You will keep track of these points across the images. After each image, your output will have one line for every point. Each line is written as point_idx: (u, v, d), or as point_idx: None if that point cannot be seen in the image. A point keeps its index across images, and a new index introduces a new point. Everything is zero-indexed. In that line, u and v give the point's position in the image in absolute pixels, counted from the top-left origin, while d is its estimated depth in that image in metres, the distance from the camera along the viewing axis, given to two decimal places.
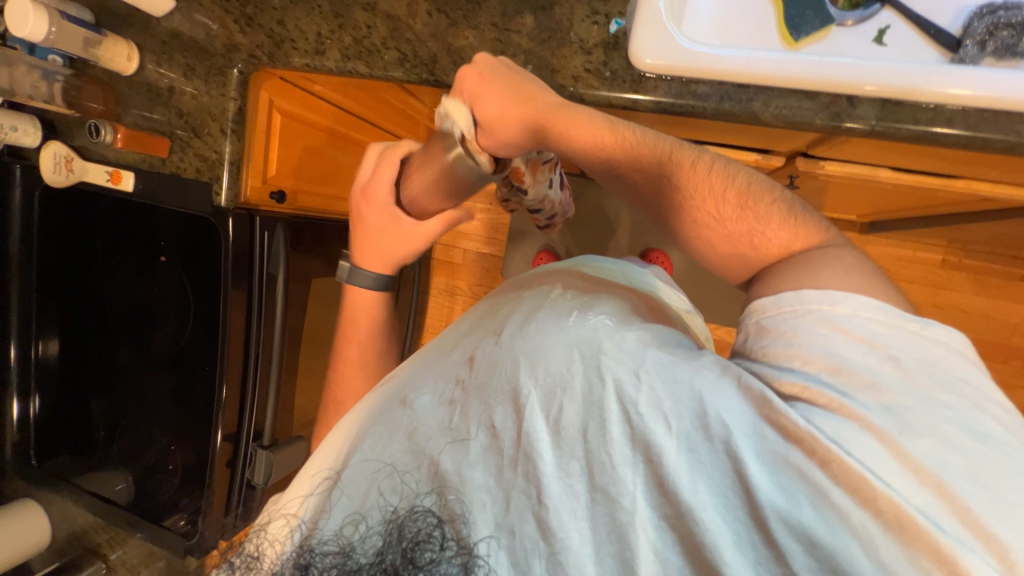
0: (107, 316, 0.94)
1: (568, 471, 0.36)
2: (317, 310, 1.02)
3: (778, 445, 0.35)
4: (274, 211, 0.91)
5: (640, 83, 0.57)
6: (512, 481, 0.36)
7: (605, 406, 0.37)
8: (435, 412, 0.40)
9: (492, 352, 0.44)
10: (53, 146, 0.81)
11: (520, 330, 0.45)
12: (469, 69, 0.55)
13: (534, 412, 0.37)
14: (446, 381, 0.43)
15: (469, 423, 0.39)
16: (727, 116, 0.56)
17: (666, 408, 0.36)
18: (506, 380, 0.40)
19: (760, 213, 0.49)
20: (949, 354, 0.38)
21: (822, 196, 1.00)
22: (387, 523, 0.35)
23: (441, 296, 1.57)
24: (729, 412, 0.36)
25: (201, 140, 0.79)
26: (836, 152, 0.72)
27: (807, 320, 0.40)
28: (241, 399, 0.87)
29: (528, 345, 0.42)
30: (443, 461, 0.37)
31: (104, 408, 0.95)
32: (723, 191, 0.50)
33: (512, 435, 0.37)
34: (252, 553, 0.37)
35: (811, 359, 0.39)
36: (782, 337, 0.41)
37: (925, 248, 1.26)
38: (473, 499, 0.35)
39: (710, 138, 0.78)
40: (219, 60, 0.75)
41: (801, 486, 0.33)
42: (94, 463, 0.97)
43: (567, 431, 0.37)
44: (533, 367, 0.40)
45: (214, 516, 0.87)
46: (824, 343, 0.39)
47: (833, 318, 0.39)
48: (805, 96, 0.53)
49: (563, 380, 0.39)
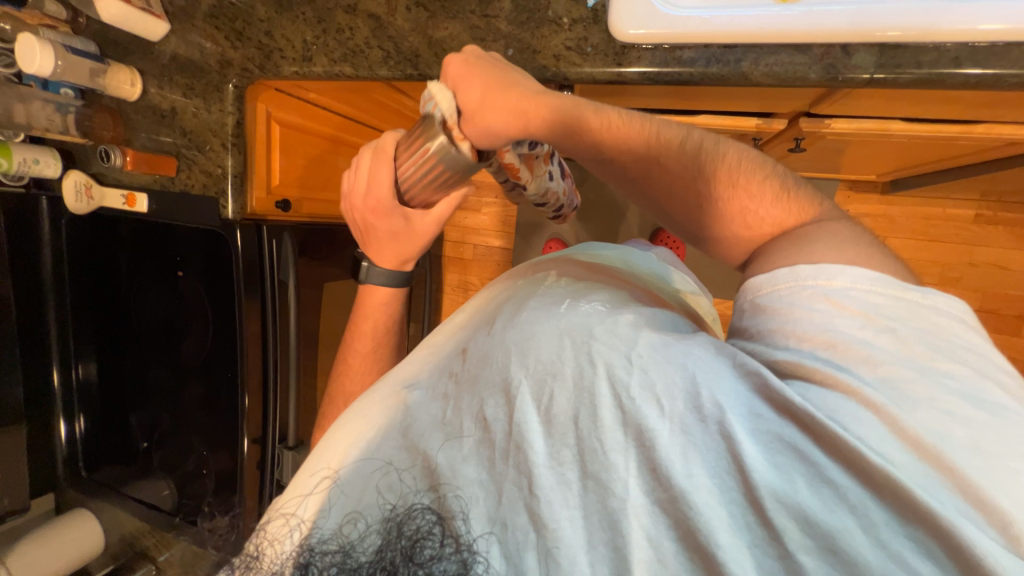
0: (136, 333, 0.99)
1: (559, 460, 0.35)
2: (331, 314, 1.05)
3: (773, 423, 0.33)
4: (281, 220, 0.94)
5: (623, 55, 0.56)
6: (504, 474, 0.35)
7: (597, 393, 0.36)
8: (430, 408, 0.40)
9: (484, 345, 0.44)
10: (73, 175, 0.85)
11: (509, 322, 0.45)
12: (455, 56, 0.52)
13: (525, 403, 0.37)
14: (440, 376, 0.43)
15: (463, 417, 0.38)
16: (716, 80, 0.54)
17: (658, 390, 0.36)
18: (496, 372, 0.40)
19: (752, 189, 0.47)
20: (948, 322, 0.37)
21: (836, 157, 0.96)
22: (385, 522, 0.35)
23: (455, 293, 1.58)
24: (719, 394, 0.35)
25: (204, 156, 0.82)
26: (841, 107, 0.69)
27: (804, 296, 0.39)
28: (263, 405, 0.90)
29: (519, 335, 0.42)
30: (437, 458, 0.37)
31: (141, 420, 1.01)
32: (714, 171, 0.48)
33: (504, 426, 0.37)
34: (252, 553, 0.38)
35: (809, 336, 0.37)
36: (778, 317, 0.40)
37: (955, 204, 1.19)
38: (468, 494, 0.35)
39: (706, 107, 0.75)
40: (215, 77, 0.77)
41: (798, 464, 0.32)
42: (136, 472, 1.02)
43: (558, 419, 0.36)
44: (523, 357, 0.40)
45: (249, 516, 0.91)
46: (820, 320, 0.37)
47: (828, 291, 0.38)
48: (796, 49, 0.51)
49: (553, 368, 0.38)
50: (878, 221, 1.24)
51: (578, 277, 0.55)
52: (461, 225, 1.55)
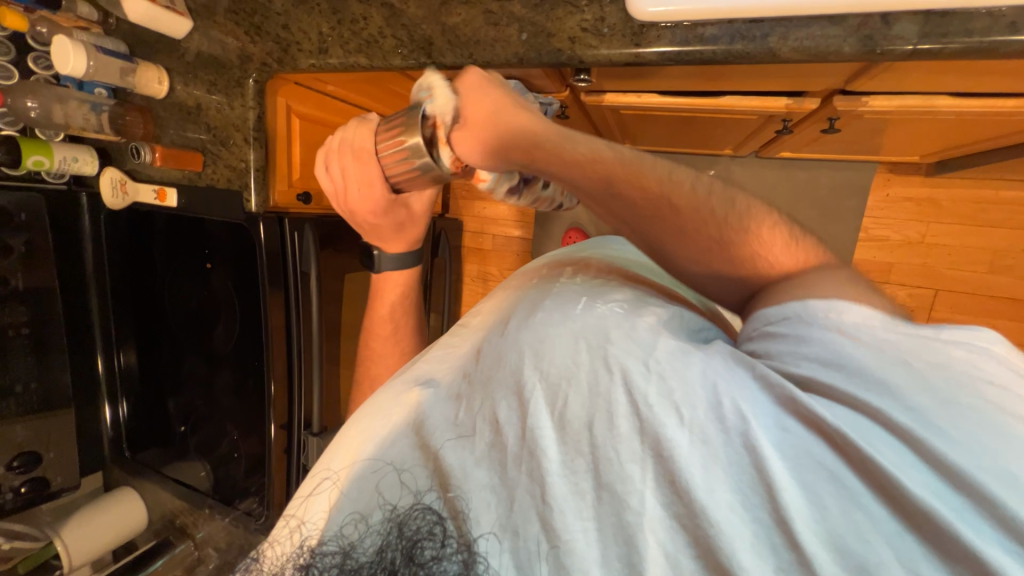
0: (171, 323, 1.04)
1: (573, 470, 0.35)
2: (352, 303, 1.07)
3: (805, 440, 0.33)
4: (302, 213, 0.96)
5: (641, 35, 0.54)
6: (515, 479, 0.35)
7: (612, 399, 0.36)
8: (442, 407, 0.40)
9: (499, 345, 0.44)
10: (109, 172, 0.90)
11: (524, 321, 0.45)
12: (474, 73, 0.52)
13: (539, 407, 0.37)
14: (456, 375, 0.43)
15: (475, 419, 0.39)
16: (741, 58, 0.51)
17: (677, 399, 0.35)
18: (508, 373, 0.40)
19: (760, 236, 0.47)
20: (990, 358, 0.32)
21: (875, 137, 0.90)
22: (388, 523, 0.36)
23: (475, 283, 1.59)
24: (731, 407, 0.34)
25: (228, 151, 0.84)
26: (881, 83, 0.64)
27: (811, 325, 0.38)
28: (289, 392, 0.93)
29: (533, 336, 0.42)
30: (446, 457, 0.37)
31: (178, 406, 1.06)
32: (725, 217, 0.47)
33: (517, 430, 0.37)
34: (253, 555, 0.39)
35: (820, 361, 0.36)
36: (788, 341, 0.39)
37: (1009, 185, 1.10)
38: (476, 497, 0.35)
39: (732, 88, 0.71)
40: (236, 72, 0.78)
41: (826, 483, 0.31)
42: (174, 454, 1.08)
43: (573, 425, 0.36)
44: (539, 359, 0.40)
45: (278, 499, 0.95)
46: (830, 348, 0.36)
47: (842, 326, 0.37)
48: (830, 21, 0.47)
49: (568, 373, 0.38)
50: (921, 206, 1.16)
51: (595, 275, 0.54)
52: (480, 215, 1.55)
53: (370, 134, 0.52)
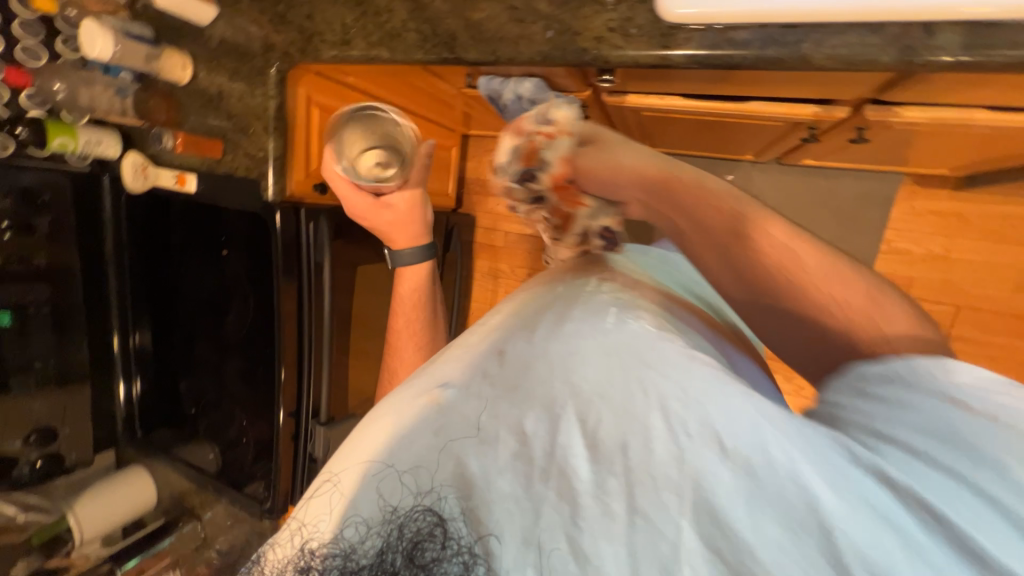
0: (187, 306, 1.05)
1: (604, 490, 0.35)
2: (363, 294, 1.08)
3: (864, 488, 0.32)
4: (318, 203, 0.96)
5: (669, 37, 0.52)
6: (542, 494, 0.35)
7: (650, 424, 0.36)
8: (463, 407, 0.40)
9: (525, 351, 0.43)
10: (132, 156, 0.90)
11: (553, 332, 0.44)
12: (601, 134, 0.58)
13: (569, 423, 0.37)
14: (477, 374, 0.42)
15: (498, 426, 0.38)
16: (773, 64, 0.50)
17: (721, 429, 0.35)
18: (539, 386, 0.39)
19: (882, 302, 0.45)
20: None
21: (905, 148, 0.87)
22: (386, 524, 0.37)
23: (485, 279, 1.58)
24: (778, 447, 0.33)
25: (248, 139, 0.84)
26: (916, 94, 0.62)
27: (915, 384, 0.36)
28: (298, 381, 0.94)
29: (563, 348, 0.42)
30: (468, 464, 0.37)
31: (191, 388, 1.07)
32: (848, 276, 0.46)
33: (544, 444, 0.36)
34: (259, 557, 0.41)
35: (913, 421, 0.34)
36: (879, 398, 0.37)
37: None
38: (499, 508, 0.36)
39: (758, 93, 0.70)
40: (258, 61, 0.78)
41: (888, 532, 0.31)
42: (186, 436, 1.10)
43: (604, 445, 0.36)
44: (568, 373, 0.39)
45: (283, 484, 0.97)
46: (935, 409, 0.34)
47: (956, 392, 0.34)
48: (868, 29, 0.46)
49: (601, 390, 0.38)
50: (946, 219, 1.13)
51: (623, 283, 0.54)
52: (493, 211, 1.54)
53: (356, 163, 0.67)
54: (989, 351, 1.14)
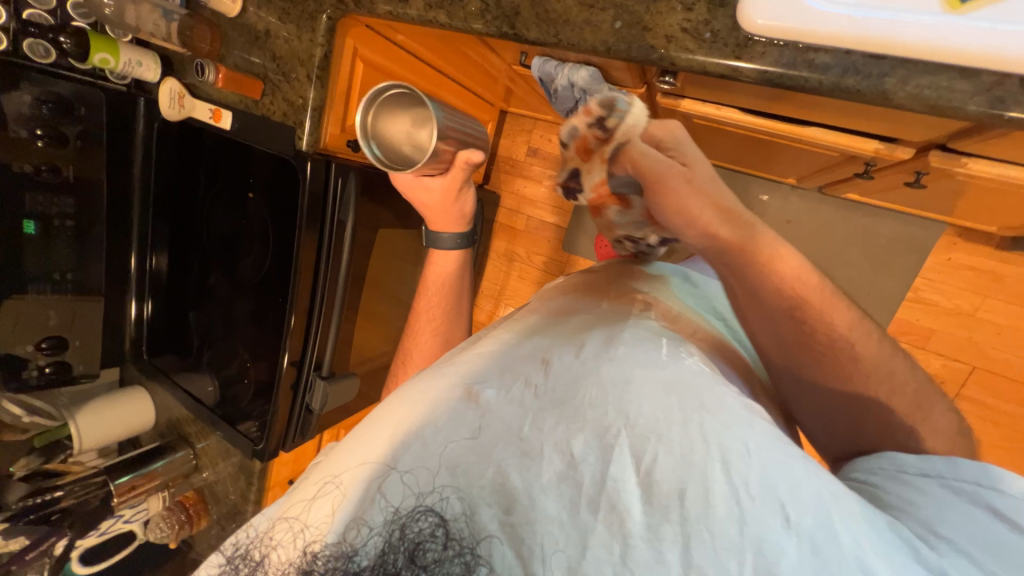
0: (205, 241, 1.05)
1: (659, 535, 0.39)
2: (379, 258, 1.08)
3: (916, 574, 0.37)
4: (349, 159, 0.95)
5: (744, 48, 0.50)
6: (589, 524, 0.40)
7: (710, 475, 0.41)
8: (508, 417, 0.46)
9: (570, 366, 0.50)
10: (169, 82, 0.90)
11: (602, 352, 0.51)
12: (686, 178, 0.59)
13: (623, 456, 0.42)
14: (521, 384, 0.49)
15: (544, 443, 0.43)
16: (849, 94, 0.47)
17: (782, 496, 0.39)
18: (590, 408, 0.46)
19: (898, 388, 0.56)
20: None
21: (958, 199, 0.84)
22: (388, 524, 0.40)
23: (499, 260, 1.57)
24: (838, 524, 0.38)
25: (289, 84, 0.83)
26: (987, 147, 0.59)
27: (944, 482, 0.46)
28: (305, 335, 0.95)
29: (618, 373, 0.48)
30: (512, 477, 0.42)
31: (199, 320, 1.09)
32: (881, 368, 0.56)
33: (597, 475, 0.41)
34: (257, 560, 0.43)
35: (938, 511, 0.43)
36: (914, 487, 0.47)
37: None
38: (542, 530, 0.39)
39: (822, 119, 0.67)
40: (311, 4, 0.76)
41: None
42: (188, 365, 1.13)
43: (661, 488, 0.41)
44: (625, 405, 0.45)
45: (277, 430, 0.99)
46: (955, 504, 0.44)
47: (997, 502, 0.43)
48: (959, 74, 0.44)
49: (658, 429, 0.43)
50: (981, 277, 1.10)
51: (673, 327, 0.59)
52: (519, 193, 1.52)
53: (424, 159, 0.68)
54: (995, 417, 1.13)
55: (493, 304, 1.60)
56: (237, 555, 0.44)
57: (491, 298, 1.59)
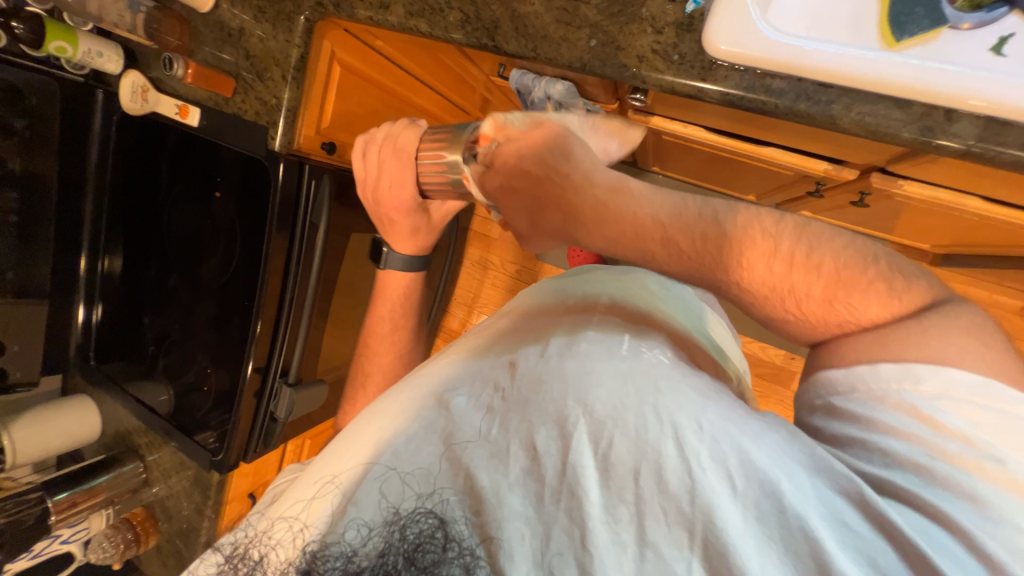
0: (163, 241, 1.00)
1: (615, 518, 0.42)
2: (351, 262, 1.06)
3: (873, 548, 0.39)
4: (323, 161, 0.94)
5: (709, 71, 0.53)
6: (553, 514, 0.42)
7: (662, 453, 0.43)
8: (473, 416, 0.47)
9: (536, 367, 0.51)
10: (132, 76, 0.86)
11: (566, 351, 0.52)
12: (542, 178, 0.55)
13: (582, 445, 0.44)
14: (486, 388, 0.50)
15: (509, 439, 0.45)
16: (801, 117, 0.51)
17: (732, 464, 0.42)
18: (552, 404, 0.47)
19: (852, 303, 0.49)
20: None
21: (896, 218, 0.92)
22: (388, 525, 0.42)
23: (473, 268, 1.58)
24: (784, 487, 0.41)
25: (262, 84, 0.81)
26: (920, 171, 0.66)
27: (889, 402, 0.45)
28: (272, 339, 0.92)
29: (577, 367, 0.50)
30: (479, 477, 0.43)
31: (153, 324, 1.04)
32: (811, 287, 0.50)
33: (558, 464, 0.43)
34: (256, 558, 0.45)
35: (892, 450, 0.43)
36: (862, 421, 0.46)
37: (1002, 291, 1.16)
38: (511, 528, 0.41)
39: (778, 140, 0.72)
40: (289, 5, 0.76)
41: None
42: (141, 373, 1.06)
43: (616, 470, 0.43)
44: (582, 396, 0.47)
45: (238, 439, 0.94)
46: (902, 431, 0.44)
47: (918, 402, 0.44)
48: (896, 104, 0.49)
49: (615, 414, 0.45)
50: None
51: (635, 316, 0.62)
52: None
53: (413, 134, 0.64)
54: None
55: (466, 311, 1.59)
56: (236, 555, 0.46)
57: (464, 306, 1.59)
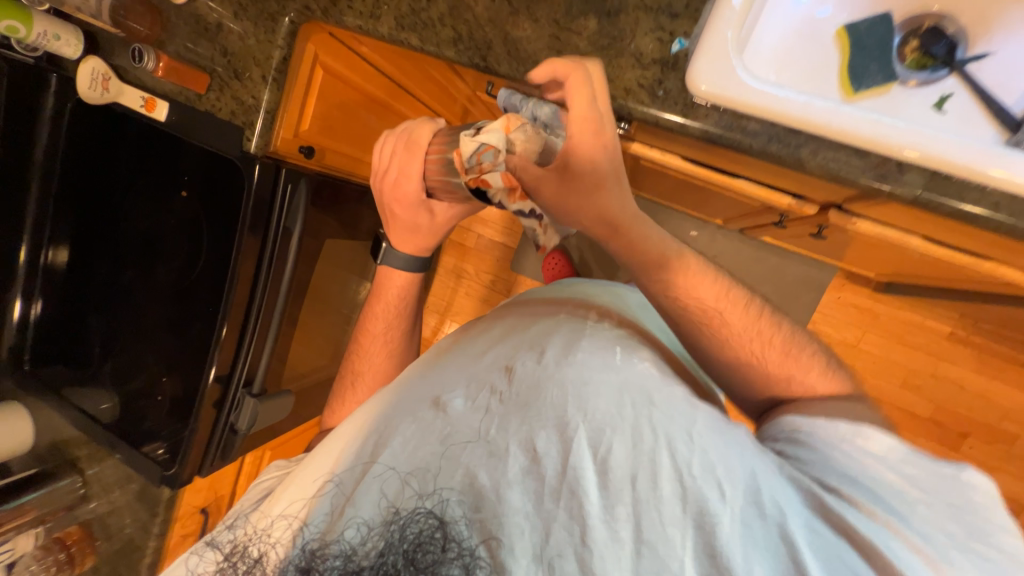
0: (121, 237, 0.94)
1: (613, 517, 0.43)
2: (324, 268, 1.03)
3: (843, 549, 0.41)
4: (301, 165, 0.91)
5: (691, 108, 0.57)
6: (552, 512, 0.43)
7: (658, 462, 0.44)
8: (469, 418, 0.48)
9: (534, 372, 0.51)
10: (92, 62, 0.80)
11: (564, 357, 0.53)
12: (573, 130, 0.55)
13: (580, 449, 0.45)
14: (484, 393, 0.51)
15: (509, 441, 0.46)
16: (772, 158, 0.56)
17: (720, 474, 0.44)
18: (551, 408, 0.48)
19: (802, 361, 0.59)
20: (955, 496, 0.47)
21: (847, 249, 1.00)
22: (388, 525, 0.43)
23: (447, 276, 1.57)
24: (760, 483, 0.43)
25: (240, 83, 0.78)
26: (872, 211, 0.72)
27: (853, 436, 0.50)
28: (238, 344, 0.87)
29: (576, 376, 0.50)
30: (481, 477, 0.44)
31: (103, 326, 0.96)
32: (772, 338, 0.61)
33: (558, 466, 0.44)
34: (255, 557, 0.46)
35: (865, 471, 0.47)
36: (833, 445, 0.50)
37: (934, 317, 1.27)
38: (512, 523, 0.42)
39: (749, 174, 0.76)
40: (272, 5, 0.74)
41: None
42: (85, 378, 0.98)
43: (614, 474, 0.44)
44: (581, 402, 0.48)
45: (194, 453, 0.88)
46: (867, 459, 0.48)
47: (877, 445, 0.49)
48: (856, 152, 0.53)
49: (611, 421, 0.46)
50: (862, 313, 1.31)
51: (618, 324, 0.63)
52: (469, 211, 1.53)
53: (428, 131, 0.61)
54: None
55: (438, 319, 1.58)
56: (234, 552, 0.48)
57: (436, 314, 1.58)
